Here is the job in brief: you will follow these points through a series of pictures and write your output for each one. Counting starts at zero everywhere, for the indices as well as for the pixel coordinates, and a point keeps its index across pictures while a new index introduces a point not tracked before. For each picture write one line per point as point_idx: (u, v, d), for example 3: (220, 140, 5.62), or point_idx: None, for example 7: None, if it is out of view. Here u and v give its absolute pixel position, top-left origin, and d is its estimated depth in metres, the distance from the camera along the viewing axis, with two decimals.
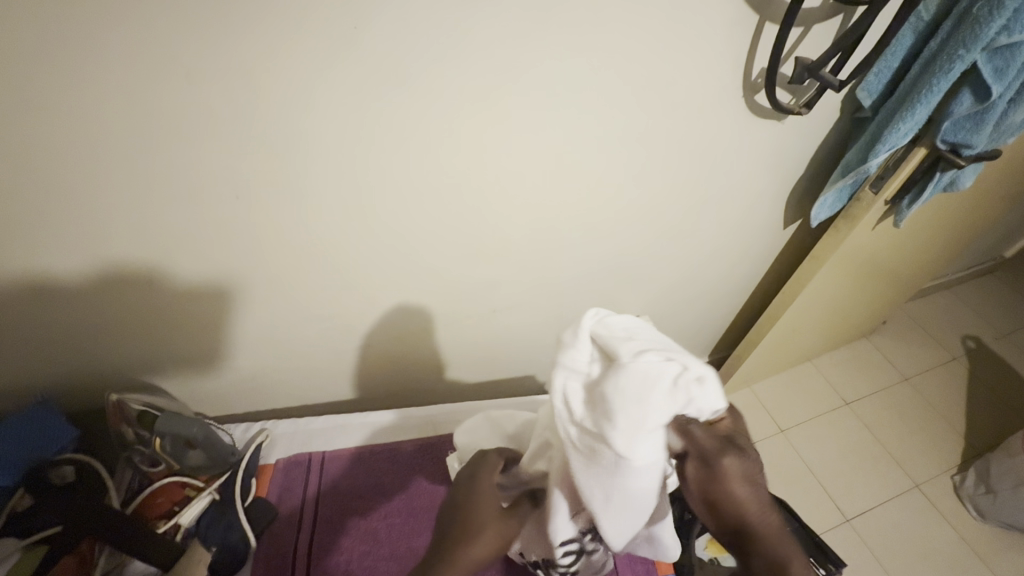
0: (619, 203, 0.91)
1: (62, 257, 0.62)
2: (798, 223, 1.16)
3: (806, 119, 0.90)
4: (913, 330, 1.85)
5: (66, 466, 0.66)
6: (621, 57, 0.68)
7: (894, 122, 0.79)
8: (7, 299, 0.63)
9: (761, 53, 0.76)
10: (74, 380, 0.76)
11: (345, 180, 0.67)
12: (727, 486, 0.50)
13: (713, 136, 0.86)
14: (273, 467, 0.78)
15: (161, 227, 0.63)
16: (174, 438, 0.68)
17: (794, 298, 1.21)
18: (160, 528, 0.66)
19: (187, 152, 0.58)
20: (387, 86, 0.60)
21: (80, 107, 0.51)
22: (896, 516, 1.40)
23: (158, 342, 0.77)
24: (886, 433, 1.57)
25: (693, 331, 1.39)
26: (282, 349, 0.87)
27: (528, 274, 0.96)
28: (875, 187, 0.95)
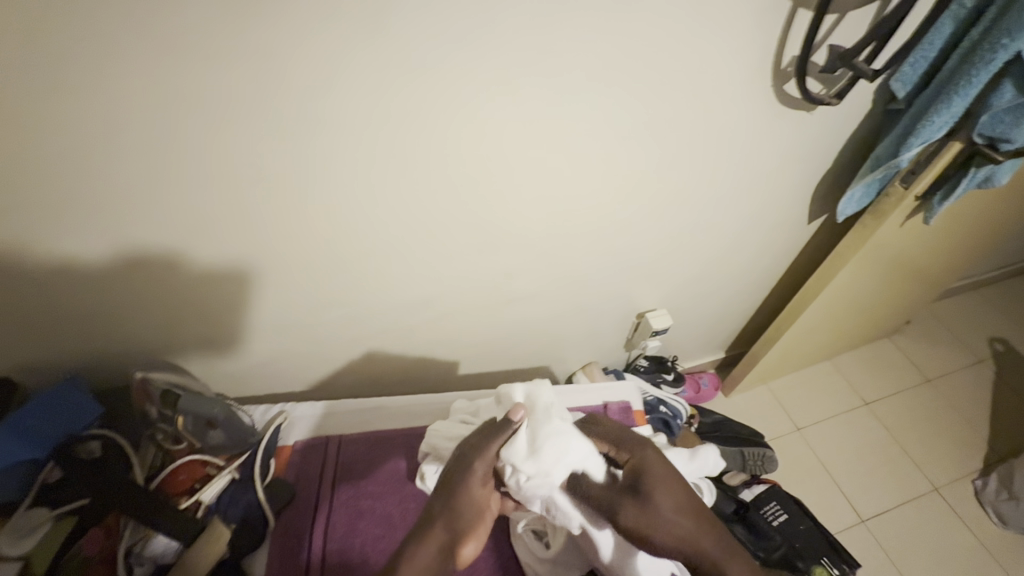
0: (641, 194, 0.89)
1: (91, 239, 0.63)
2: (823, 218, 1.14)
3: (837, 110, 0.87)
4: (937, 331, 1.81)
5: (93, 442, 0.67)
6: (648, 43, 0.67)
7: (929, 114, 0.76)
8: (38, 279, 0.65)
9: (793, 41, 0.73)
10: (100, 360, 0.78)
11: (366, 166, 0.68)
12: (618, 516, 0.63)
13: (740, 126, 0.84)
14: (291, 448, 0.80)
15: (187, 209, 0.64)
16: (196, 418, 0.69)
17: (816, 295, 1.19)
18: (183, 504, 0.67)
19: (212, 134, 0.58)
20: (409, 71, 0.60)
21: (110, 88, 0.52)
22: (913, 519, 1.38)
23: (180, 324, 0.78)
24: (906, 435, 1.54)
25: (710, 326, 1.37)
26: (301, 333, 0.88)
27: (546, 265, 0.96)
28: (905, 182, 0.93)
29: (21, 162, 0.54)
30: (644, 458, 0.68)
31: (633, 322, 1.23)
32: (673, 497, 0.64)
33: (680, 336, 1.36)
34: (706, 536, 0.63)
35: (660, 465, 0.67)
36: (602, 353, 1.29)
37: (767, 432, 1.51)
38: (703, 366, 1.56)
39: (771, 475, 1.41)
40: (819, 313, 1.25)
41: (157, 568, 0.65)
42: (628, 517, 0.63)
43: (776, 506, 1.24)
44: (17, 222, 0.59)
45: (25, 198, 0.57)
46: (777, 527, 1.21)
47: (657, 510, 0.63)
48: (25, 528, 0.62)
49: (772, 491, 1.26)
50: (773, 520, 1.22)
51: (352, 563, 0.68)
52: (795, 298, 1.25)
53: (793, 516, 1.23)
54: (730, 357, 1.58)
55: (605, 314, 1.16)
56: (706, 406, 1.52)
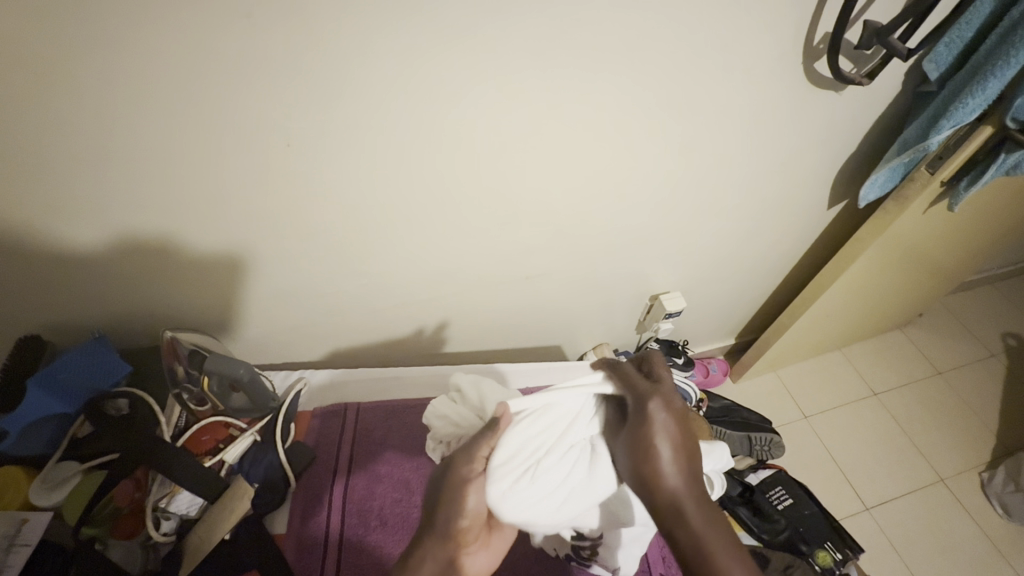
0: (663, 173, 0.89)
1: (118, 200, 0.63)
2: (844, 203, 1.13)
3: (866, 92, 0.86)
4: (949, 324, 1.80)
5: (120, 399, 0.68)
6: (680, 16, 0.66)
7: (963, 96, 0.75)
8: (66, 240, 0.65)
9: (827, 17, 0.72)
10: (125, 322, 0.78)
11: (392, 134, 0.68)
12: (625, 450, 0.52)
13: (769, 104, 0.83)
14: (310, 414, 0.82)
15: (216, 172, 0.64)
16: (221, 378, 0.71)
17: (832, 281, 1.18)
18: (207, 462, 0.69)
19: (244, 95, 0.58)
20: (441, 39, 0.60)
21: (144, 47, 0.52)
22: (917, 508, 1.39)
23: (203, 291, 0.78)
24: (913, 426, 1.54)
25: (723, 311, 1.37)
26: (321, 304, 0.89)
27: (566, 243, 0.96)
28: (932, 167, 0.92)
29: (53, 118, 0.54)
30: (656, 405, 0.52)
31: (647, 304, 1.23)
32: (671, 448, 0.49)
33: (692, 320, 1.36)
34: (690, 492, 0.47)
35: (678, 422, 0.51)
36: (613, 334, 1.30)
37: (775, 419, 1.52)
38: (713, 352, 1.57)
39: (777, 461, 1.42)
40: (832, 300, 1.25)
41: (182, 524, 0.67)
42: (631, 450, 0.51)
43: (781, 490, 1.26)
44: (52, 179, 0.59)
45: (58, 155, 0.57)
46: (781, 510, 1.22)
47: (650, 446, 0.50)
48: (57, 479, 0.64)
49: (775, 474, 1.28)
50: (777, 504, 1.24)
51: (369, 524, 0.69)
52: (810, 285, 1.25)
53: (799, 501, 1.25)
54: (740, 343, 1.59)
55: (619, 295, 1.16)
56: (715, 390, 1.53)
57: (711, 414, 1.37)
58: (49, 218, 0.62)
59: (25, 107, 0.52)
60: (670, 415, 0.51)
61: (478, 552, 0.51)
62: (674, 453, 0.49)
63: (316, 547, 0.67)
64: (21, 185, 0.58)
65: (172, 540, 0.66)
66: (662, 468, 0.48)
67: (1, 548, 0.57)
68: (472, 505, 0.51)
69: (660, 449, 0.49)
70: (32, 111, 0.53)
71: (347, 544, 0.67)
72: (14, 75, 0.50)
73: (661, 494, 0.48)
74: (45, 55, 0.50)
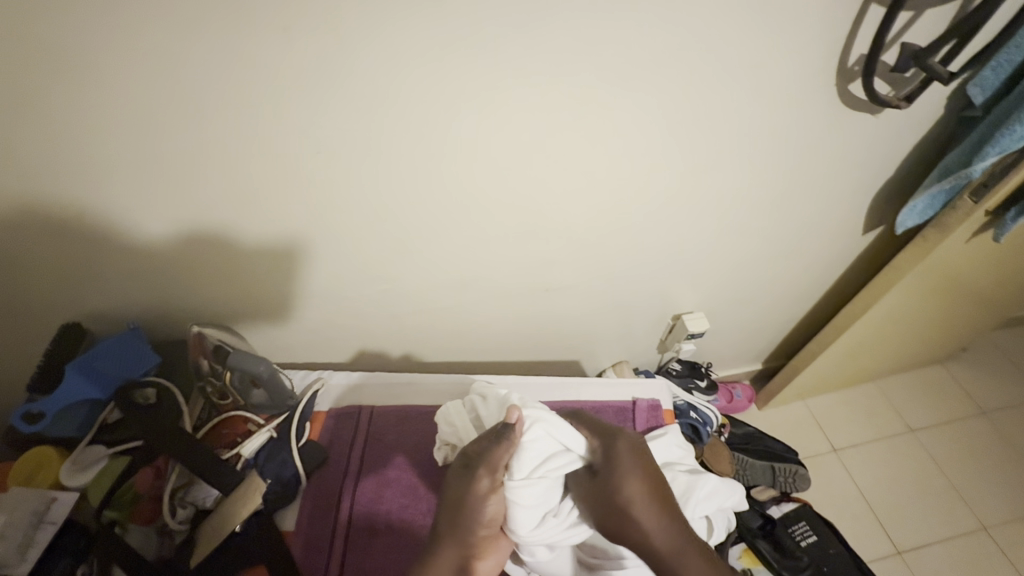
0: (687, 192, 0.88)
1: (155, 198, 0.67)
2: (880, 229, 1.08)
3: (905, 115, 0.83)
4: (998, 362, 1.69)
5: (149, 388, 0.71)
6: (705, 36, 0.66)
7: (1008, 123, 0.72)
8: (107, 234, 0.69)
9: (862, 39, 0.71)
10: (158, 316, 0.82)
11: (416, 146, 0.70)
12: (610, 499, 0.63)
13: (799, 126, 0.81)
14: (326, 414, 0.82)
15: (249, 177, 0.68)
16: (242, 374, 0.72)
17: (866, 308, 1.13)
18: (224, 455, 0.71)
19: (275, 104, 0.61)
20: (465, 55, 0.61)
21: (188, 58, 0.55)
22: (954, 556, 1.31)
23: (231, 288, 0.82)
24: (954, 468, 1.45)
25: (749, 334, 1.33)
26: (342, 307, 0.91)
27: (586, 259, 0.96)
28: (976, 196, 0.88)
29: (103, 120, 0.58)
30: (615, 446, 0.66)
31: (669, 323, 1.20)
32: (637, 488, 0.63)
33: (716, 342, 1.33)
34: (656, 525, 0.61)
35: (634, 457, 0.65)
36: (634, 353, 1.28)
37: (801, 450, 1.46)
38: (737, 376, 1.52)
39: (802, 495, 1.36)
40: (866, 329, 1.20)
41: (197, 514, 0.68)
42: (600, 517, 0.63)
43: (804, 525, 1.22)
44: (98, 179, 0.63)
45: (105, 155, 0.61)
46: (804, 547, 1.18)
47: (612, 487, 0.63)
48: (87, 460, 0.67)
49: (799, 507, 1.25)
50: (800, 540, 1.20)
51: (376, 528, 0.70)
52: (843, 313, 1.20)
53: (823, 539, 1.20)
54: (767, 369, 1.53)
55: (639, 313, 1.15)
56: (738, 416, 1.48)
57: (732, 441, 1.33)
58: (94, 213, 0.67)
59: (82, 112, 0.57)
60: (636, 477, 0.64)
61: (488, 557, 0.63)
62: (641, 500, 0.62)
63: (322, 545, 0.68)
64: (71, 185, 0.63)
65: (186, 529, 0.67)
66: (634, 511, 0.61)
67: (30, 523, 0.60)
68: (490, 512, 0.61)
69: (633, 488, 0.63)
70: (91, 118, 0.58)
71: (352, 547, 0.68)
72: (70, 84, 0.55)
73: (643, 538, 0.60)
74: (103, 66, 0.54)
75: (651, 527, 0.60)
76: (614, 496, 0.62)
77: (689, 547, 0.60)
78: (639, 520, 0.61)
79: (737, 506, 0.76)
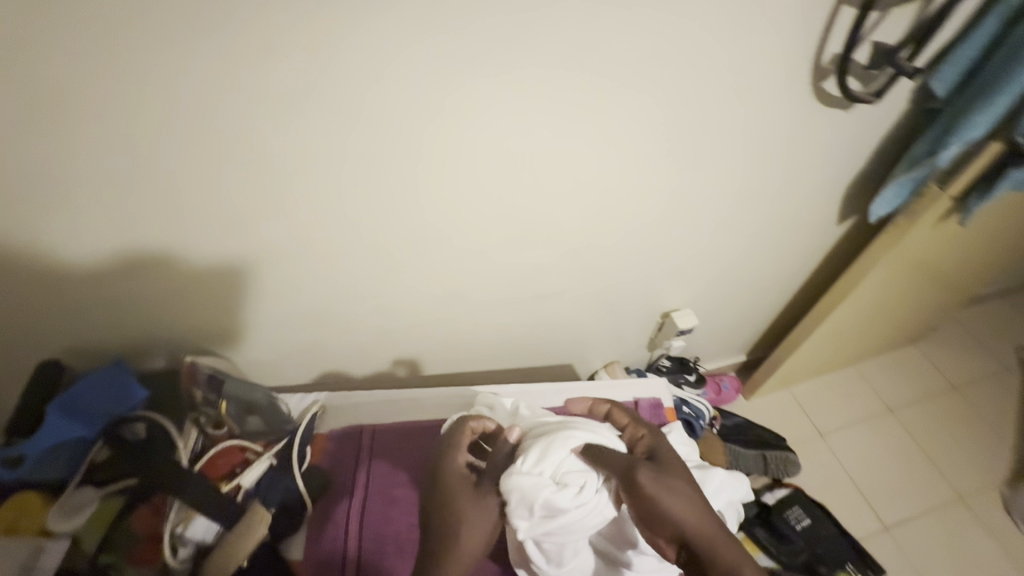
0: (673, 191, 0.90)
1: (138, 221, 0.64)
2: (853, 219, 1.13)
3: (873, 110, 0.87)
4: (963, 339, 1.78)
5: (138, 424, 0.68)
6: (687, 39, 0.68)
7: (969, 113, 0.76)
8: (88, 262, 0.66)
9: (834, 39, 0.74)
10: (143, 345, 0.79)
11: (407, 158, 0.69)
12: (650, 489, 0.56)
13: (776, 123, 0.84)
14: (326, 436, 0.80)
15: (237, 196, 0.66)
16: (239, 403, 0.72)
17: (844, 295, 1.17)
18: (223, 488, 0.68)
19: (265, 121, 0.60)
20: (457, 66, 0.61)
21: (173, 76, 0.54)
22: (939, 528, 1.36)
23: (220, 311, 0.79)
24: (931, 443, 1.52)
25: (734, 327, 1.37)
26: (334, 325, 0.90)
27: (577, 262, 0.97)
28: (942, 182, 0.92)
29: (82, 142, 0.56)
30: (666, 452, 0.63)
31: (658, 322, 1.22)
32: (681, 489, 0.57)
33: (703, 337, 1.35)
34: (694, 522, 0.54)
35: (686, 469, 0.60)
36: (625, 353, 1.29)
37: (789, 436, 1.50)
38: (724, 369, 1.56)
39: (793, 480, 1.40)
40: (845, 315, 1.25)
41: (199, 550, 0.65)
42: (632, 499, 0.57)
43: (797, 509, 1.25)
44: (81, 206, 0.61)
45: (85, 180, 0.59)
46: (798, 530, 1.21)
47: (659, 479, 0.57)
48: (76, 504, 0.63)
49: (791, 492, 1.28)
50: (795, 524, 1.23)
51: (386, 550, 0.68)
52: (822, 301, 1.24)
53: (816, 521, 1.23)
54: (752, 359, 1.57)
55: (629, 313, 1.16)
56: (727, 407, 1.51)
57: (724, 432, 1.36)
58: (73, 241, 0.64)
59: (61, 136, 0.55)
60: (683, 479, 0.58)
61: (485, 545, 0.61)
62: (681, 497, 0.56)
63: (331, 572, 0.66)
64: (49, 212, 0.60)
65: (188, 566, 0.64)
66: (672, 502, 0.55)
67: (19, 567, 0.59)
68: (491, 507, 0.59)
69: (678, 490, 0.56)
70: (71, 142, 0.56)
71: (363, 570, 0.66)
72: (48, 107, 0.52)
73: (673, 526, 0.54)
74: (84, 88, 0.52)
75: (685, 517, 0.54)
76: (655, 482, 0.57)
77: (711, 534, 0.53)
78: (676, 509, 0.55)
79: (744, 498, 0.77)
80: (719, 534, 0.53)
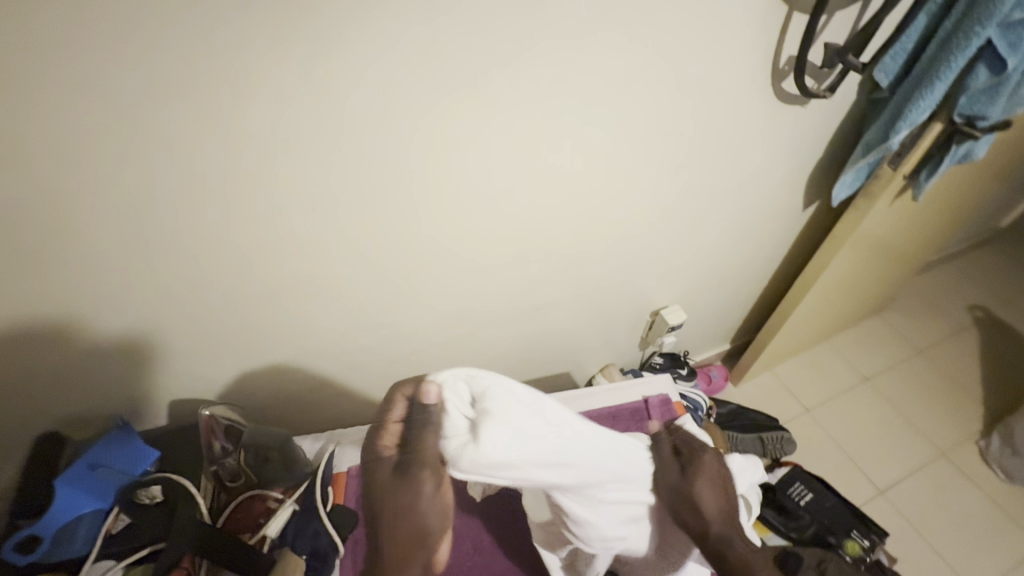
0: (655, 194, 0.94)
1: (137, 276, 0.63)
2: (816, 204, 1.21)
3: (827, 103, 0.94)
4: (921, 305, 1.90)
5: (153, 486, 0.65)
6: (660, 53, 0.73)
7: (914, 99, 0.83)
8: (85, 324, 0.64)
9: (789, 43, 0.80)
10: (145, 404, 0.76)
11: (405, 186, 0.70)
12: (686, 500, 0.61)
13: (741, 124, 0.90)
14: (344, 476, 0.76)
15: (238, 242, 0.66)
16: (257, 449, 0.72)
17: (816, 276, 1.25)
18: (251, 541, 0.66)
19: (267, 163, 0.60)
20: (452, 96, 0.64)
21: (175, 128, 0.54)
22: (927, 485, 1.44)
23: (222, 359, 0.78)
24: (908, 405, 1.61)
25: (717, 318, 1.43)
26: (337, 358, 0.89)
27: (570, 271, 1.00)
28: (893, 164, 1.00)
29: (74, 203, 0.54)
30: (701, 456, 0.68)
31: (648, 320, 1.26)
32: (716, 493, 0.62)
33: (690, 330, 1.40)
34: (720, 523, 0.59)
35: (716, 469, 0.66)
36: (618, 354, 1.32)
37: (780, 416, 1.56)
38: (710, 359, 1.61)
39: (789, 458, 1.45)
40: (819, 294, 1.32)
41: None
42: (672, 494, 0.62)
43: (800, 486, 1.29)
44: (79, 267, 0.59)
45: (80, 240, 0.57)
46: (804, 506, 1.25)
47: (697, 488, 0.63)
48: None
49: (791, 471, 1.33)
50: (799, 500, 1.27)
51: None
52: (796, 283, 1.31)
53: (818, 494, 1.28)
54: (735, 347, 1.64)
55: (620, 315, 1.20)
56: (719, 396, 1.56)
57: (721, 420, 1.40)
58: (69, 303, 0.61)
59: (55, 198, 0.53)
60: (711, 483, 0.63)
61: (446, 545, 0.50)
62: (712, 493, 0.62)
63: None
64: (43, 277, 0.58)
65: None
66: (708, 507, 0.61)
67: None
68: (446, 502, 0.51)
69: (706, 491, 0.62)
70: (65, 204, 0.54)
71: None
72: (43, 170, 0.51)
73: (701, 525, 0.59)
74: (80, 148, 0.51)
75: (715, 518, 0.60)
76: (690, 486, 0.62)
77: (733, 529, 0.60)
78: (703, 513, 0.60)
79: (760, 479, 0.81)
80: (747, 552, 0.58)
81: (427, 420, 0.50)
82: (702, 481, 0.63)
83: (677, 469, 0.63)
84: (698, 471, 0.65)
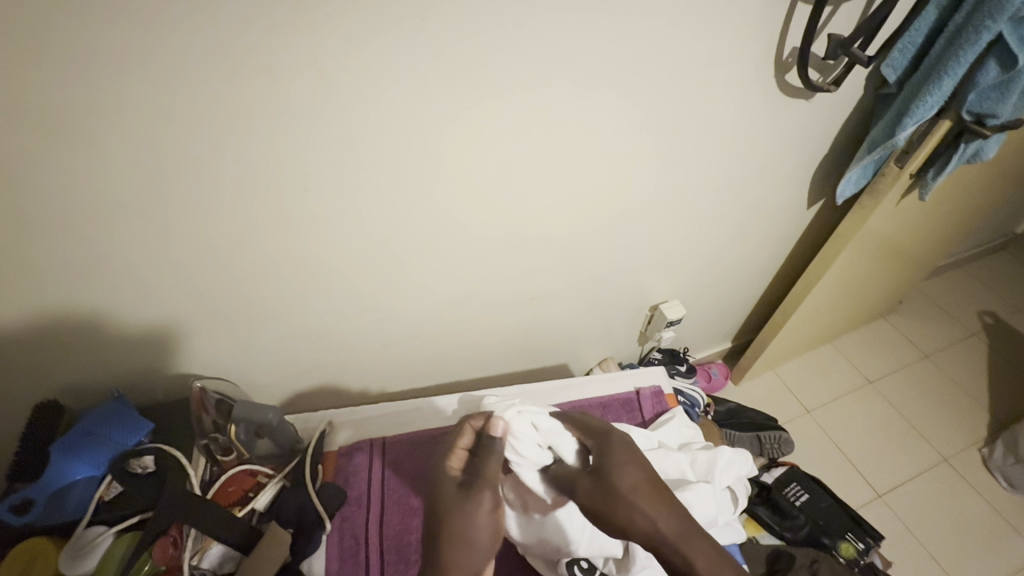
0: (654, 187, 0.93)
1: (132, 252, 0.64)
2: (822, 202, 1.19)
3: (833, 98, 0.93)
4: (928, 309, 1.87)
5: (144, 456, 0.66)
6: (662, 42, 0.72)
7: (921, 95, 0.82)
8: (82, 298, 0.65)
9: (793, 34, 0.79)
10: (142, 379, 0.78)
11: (401, 171, 0.70)
12: (615, 506, 0.50)
13: (744, 117, 0.89)
14: (337, 453, 0.80)
15: (233, 221, 0.66)
16: (247, 425, 0.73)
17: (819, 275, 1.23)
18: (239, 512, 0.68)
19: (261, 144, 0.60)
20: (448, 80, 0.63)
21: (168, 106, 0.54)
22: (926, 490, 1.43)
23: (218, 336, 0.79)
24: (912, 411, 1.59)
25: (718, 315, 1.42)
26: (332, 341, 0.90)
27: (568, 262, 0.99)
28: (899, 162, 0.98)
29: (69, 176, 0.55)
30: (607, 441, 0.55)
31: (647, 315, 1.26)
32: (639, 487, 0.50)
33: (690, 327, 1.40)
34: (666, 521, 0.49)
35: (625, 452, 0.53)
36: (617, 348, 1.32)
37: (780, 417, 1.55)
38: (711, 357, 1.60)
39: (787, 459, 1.44)
40: (822, 294, 1.31)
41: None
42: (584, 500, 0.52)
43: (796, 486, 1.28)
44: (75, 241, 0.60)
45: (76, 214, 0.58)
46: (799, 506, 1.24)
47: (615, 490, 0.50)
48: (87, 543, 0.62)
49: (788, 471, 1.32)
50: (795, 500, 1.26)
51: (410, 559, 0.69)
52: (799, 282, 1.30)
53: (815, 496, 1.27)
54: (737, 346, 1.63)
55: (619, 309, 1.19)
56: (719, 394, 1.55)
57: (719, 418, 1.40)
58: (66, 277, 0.63)
59: (51, 171, 0.54)
60: (636, 478, 0.51)
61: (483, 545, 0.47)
62: (644, 493, 0.50)
63: None
64: (39, 250, 0.59)
65: None
66: (636, 506, 0.49)
67: None
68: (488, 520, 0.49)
69: (629, 486, 0.50)
70: (61, 178, 0.55)
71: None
72: (39, 143, 0.52)
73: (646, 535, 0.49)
74: (75, 122, 0.52)
75: (658, 523, 0.49)
76: (609, 486, 0.51)
77: (689, 534, 0.48)
78: (642, 519, 0.49)
79: (748, 475, 0.81)
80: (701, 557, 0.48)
81: (491, 445, 0.57)
82: (625, 485, 0.50)
83: (588, 477, 0.53)
84: (626, 470, 0.52)
